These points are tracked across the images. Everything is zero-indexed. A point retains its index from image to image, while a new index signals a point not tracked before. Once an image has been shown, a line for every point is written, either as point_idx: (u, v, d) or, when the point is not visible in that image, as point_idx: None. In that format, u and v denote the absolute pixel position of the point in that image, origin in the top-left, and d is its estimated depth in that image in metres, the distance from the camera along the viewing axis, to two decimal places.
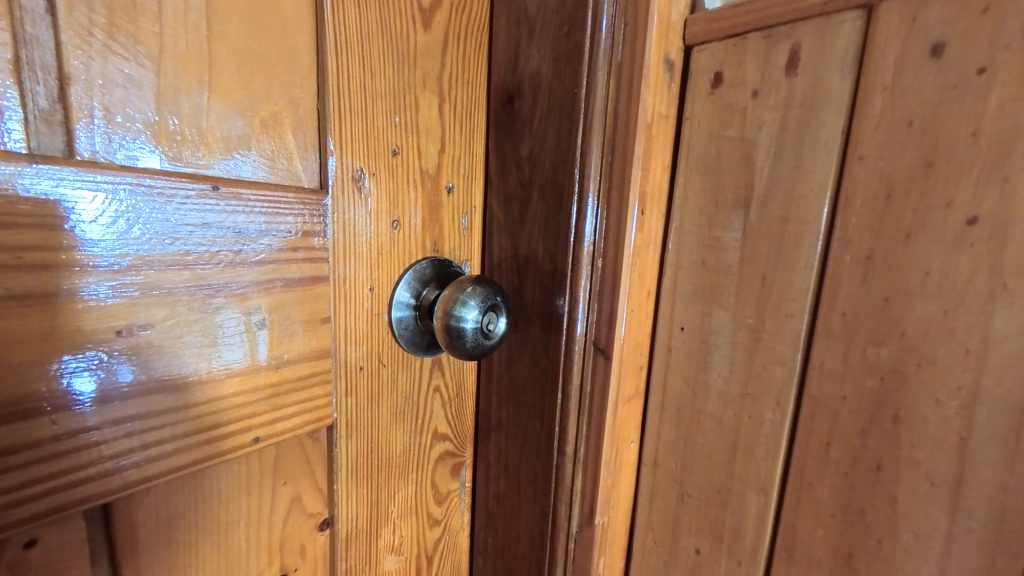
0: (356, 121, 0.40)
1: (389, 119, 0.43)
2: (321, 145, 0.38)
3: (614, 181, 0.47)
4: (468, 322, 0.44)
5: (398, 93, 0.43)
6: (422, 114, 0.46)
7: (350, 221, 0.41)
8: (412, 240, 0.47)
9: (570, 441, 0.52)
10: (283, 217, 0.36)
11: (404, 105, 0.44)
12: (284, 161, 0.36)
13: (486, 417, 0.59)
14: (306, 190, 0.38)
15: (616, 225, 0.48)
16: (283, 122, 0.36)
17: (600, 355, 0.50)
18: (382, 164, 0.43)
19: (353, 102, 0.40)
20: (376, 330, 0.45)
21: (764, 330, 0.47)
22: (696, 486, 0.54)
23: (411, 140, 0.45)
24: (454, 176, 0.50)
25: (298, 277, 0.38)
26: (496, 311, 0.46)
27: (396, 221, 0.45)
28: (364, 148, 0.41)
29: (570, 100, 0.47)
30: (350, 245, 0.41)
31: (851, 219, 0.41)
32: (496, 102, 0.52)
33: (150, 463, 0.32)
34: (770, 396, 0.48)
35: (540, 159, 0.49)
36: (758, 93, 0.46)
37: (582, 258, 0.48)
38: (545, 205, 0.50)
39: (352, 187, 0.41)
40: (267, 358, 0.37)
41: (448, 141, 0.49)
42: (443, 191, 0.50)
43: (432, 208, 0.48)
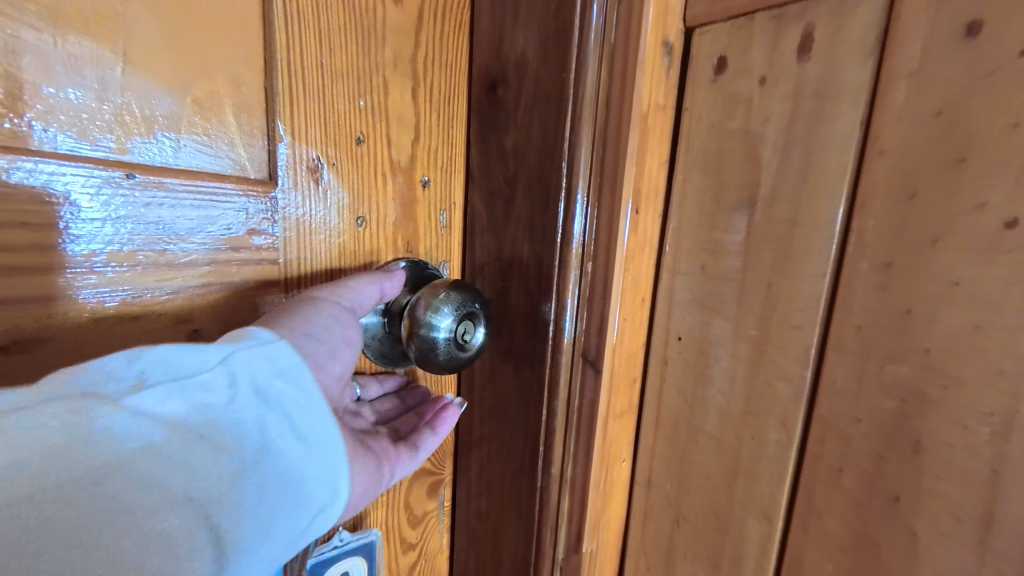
0: (312, 104, 0.36)
1: (353, 102, 0.38)
2: (270, 130, 0.34)
3: (606, 176, 0.43)
4: (442, 329, 0.40)
5: (364, 72, 0.39)
6: (392, 99, 0.41)
7: (307, 217, 0.37)
8: (381, 239, 0.43)
9: (556, 461, 0.47)
10: (220, 211, 0.32)
11: (370, 86, 0.39)
12: (225, 145, 0.32)
13: (467, 431, 0.54)
14: (251, 181, 0.33)
15: (608, 225, 0.43)
16: (223, 102, 0.31)
17: (590, 368, 0.46)
18: (344, 153, 0.38)
19: (308, 81, 0.35)
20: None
21: (769, 342, 0.43)
22: (692, 510, 0.50)
23: (377, 126, 0.41)
24: (430, 168, 0.46)
25: (240, 281, 0.34)
26: (473, 320, 0.42)
27: (362, 218, 0.41)
28: (324, 134, 0.37)
29: (557, 87, 0.42)
30: (308, 245, 0.37)
31: (868, 222, 0.37)
32: (480, 89, 0.47)
33: None
34: (774, 416, 0.43)
35: (525, 152, 0.45)
36: (765, 80, 0.41)
37: (570, 261, 0.44)
38: (531, 203, 0.45)
39: (307, 179, 0.36)
40: None
41: (423, 131, 0.44)
42: (418, 185, 0.45)
43: (406, 206, 0.44)
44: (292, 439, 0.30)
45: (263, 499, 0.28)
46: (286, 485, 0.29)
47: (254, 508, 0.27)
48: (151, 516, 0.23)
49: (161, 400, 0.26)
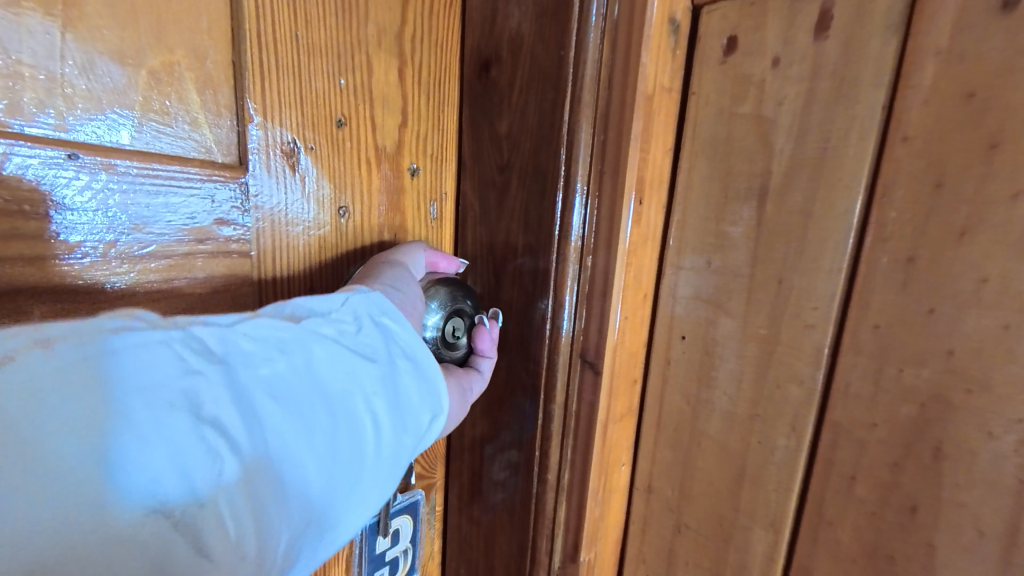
0: (287, 83, 0.34)
1: (333, 82, 0.37)
2: (240, 112, 0.33)
3: (608, 164, 0.40)
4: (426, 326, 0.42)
5: (345, 51, 0.37)
6: (377, 78, 0.39)
7: (282, 206, 0.36)
8: (362, 231, 0.41)
9: (553, 467, 0.45)
10: (182, 199, 0.31)
11: (351, 66, 0.38)
12: (186, 126, 0.31)
13: (459, 435, 0.52)
14: (217, 165, 0.32)
15: (609, 217, 0.40)
16: (183, 76, 0.30)
17: (589, 369, 0.43)
18: (323, 135, 0.37)
19: (284, 58, 0.34)
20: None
21: (779, 342, 0.40)
22: (694, 518, 0.47)
23: (360, 109, 0.39)
24: (419, 156, 0.44)
25: (205, 276, 0.33)
26: (462, 316, 0.43)
27: (344, 209, 0.39)
28: (302, 117, 0.36)
29: (555, 68, 0.40)
30: (286, 233, 0.36)
31: (890, 213, 0.34)
32: (472, 69, 0.45)
33: None
34: (783, 420, 0.41)
35: (520, 139, 0.43)
36: (778, 61, 0.39)
37: (568, 256, 0.41)
38: (526, 192, 0.43)
39: (282, 163, 0.35)
40: None
41: (411, 114, 0.42)
42: (407, 173, 0.43)
43: (393, 196, 0.43)
44: (408, 358, 0.35)
45: (405, 403, 0.34)
46: (416, 398, 0.35)
47: (399, 408, 0.34)
48: (342, 419, 0.30)
49: (318, 326, 0.32)
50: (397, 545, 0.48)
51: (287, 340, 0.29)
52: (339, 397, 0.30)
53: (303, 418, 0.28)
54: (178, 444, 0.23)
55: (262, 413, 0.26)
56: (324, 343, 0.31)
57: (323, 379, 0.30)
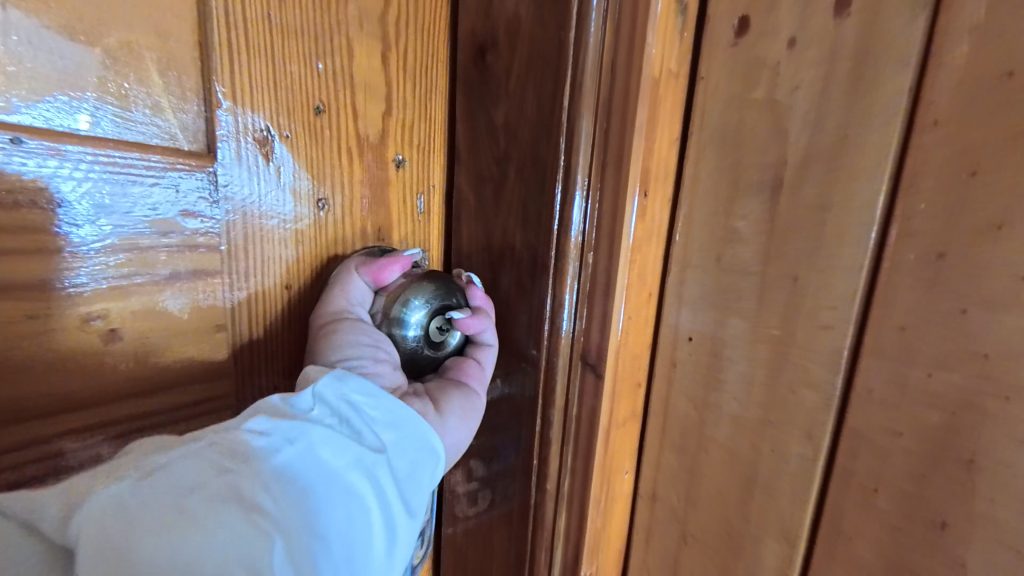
0: (263, 67, 0.34)
1: (312, 67, 0.36)
2: (208, 98, 0.32)
3: (610, 155, 0.37)
4: (414, 326, 0.40)
5: (325, 34, 0.36)
6: (359, 63, 0.38)
7: (255, 200, 0.35)
8: (343, 226, 0.39)
9: (552, 476, 0.43)
10: (145, 188, 0.30)
11: (331, 50, 0.36)
12: (145, 110, 0.30)
13: None
14: (182, 153, 0.31)
15: (612, 215, 0.38)
16: (143, 57, 0.29)
17: (590, 373, 0.40)
18: (300, 122, 0.36)
19: (258, 41, 0.33)
20: (292, 334, 0.39)
21: (793, 343, 0.38)
22: (701, 528, 0.45)
23: (339, 95, 0.37)
24: (405, 146, 0.42)
25: (171, 272, 0.32)
26: (443, 318, 0.41)
27: (323, 202, 0.38)
28: (282, 103, 0.35)
29: (555, 54, 0.37)
30: (263, 226, 0.35)
31: (917, 205, 0.32)
32: (466, 55, 0.43)
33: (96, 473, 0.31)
34: (798, 426, 0.38)
35: (518, 129, 0.41)
36: (794, 42, 0.36)
37: (569, 253, 0.39)
38: (524, 185, 0.41)
39: (255, 152, 0.34)
40: (123, 371, 0.31)
41: (396, 104, 0.40)
42: (392, 165, 0.41)
43: (377, 189, 0.40)
44: (405, 420, 0.36)
45: (410, 467, 0.36)
46: (420, 459, 0.37)
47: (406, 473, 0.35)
48: (353, 499, 0.32)
49: (318, 409, 0.33)
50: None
51: (290, 429, 0.31)
52: (347, 474, 0.32)
53: (317, 505, 0.30)
54: (209, 551, 0.25)
55: (277, 504, 0.28)
56: (323, 425, 0.32)
57: (329, 461, 0.31)
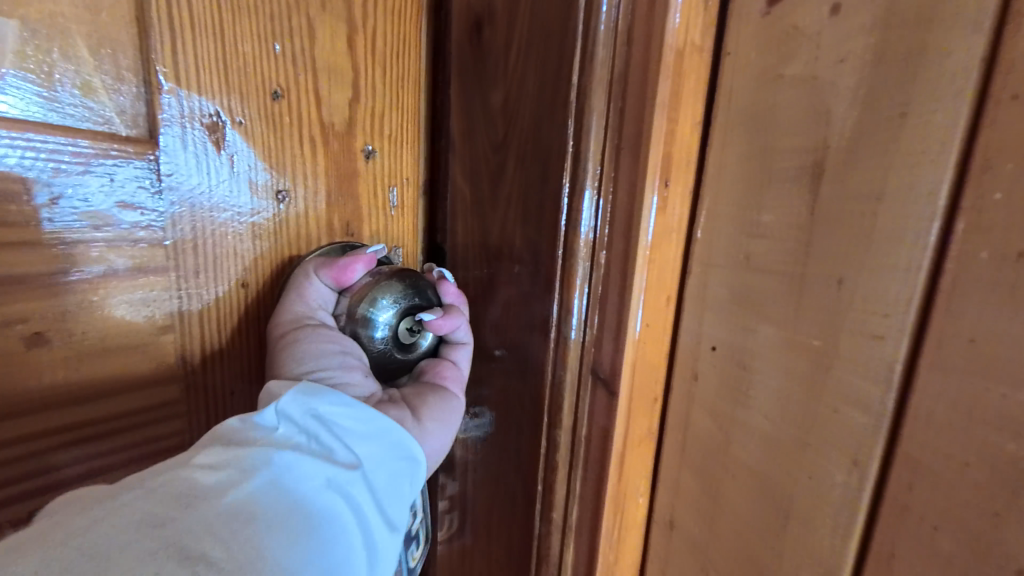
0: (215, 47, 0.35)
1: (270, 50, 0.37)
2: (149, 80, 0.33)
3: (626, 139, 0.32)
4: (382, 328, 0.40)
5: (281, 15, 0.38)
6: (321, 49, 0.40)
7: (205, 191, 0.36)
8: (308, 218, 0.41)
9: (559, 503, 0.38)
10: (79, 178, 0.32)
11: (291, 32, 0.38)
12: (73, 90, 0.31)
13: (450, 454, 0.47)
14: (119, 138, 0.33)
15: (627, 212, 0.33)
16: (74, 38, 0.31)
17: (601, 388, 0.35)
18: (256, 108, 0.38)
19: (212, 24, 0.35)
20: (244, 327, 0.40)
21: (835, 355, 0.33)
22: (724, 562, 0.40)
23: (299, 78, 0.39)
24: (373, 136, 0.43)
25: (106, 268, 0.34)
26: (411, 316, 0.41)
27: (283, 193, 0.40)
28: (235, 84, 0.36)
29: (560, 29, 0.33)
30: (212, 222, 0.37)
31: (992, 193, 0.26)
32: (465, 33, 0.40)
33: (86, 456, 0.35)
34: (843, 451, 0.33)
35: (518, 112, 0.36)
36: (839, 7, 0.31)
37: (578, 252, 0.34)
38: (525, 174, 0.36)
39: (208, 139, 0.36)
40: (64, 357, 0.33)
41: (364, 92, 0.42)
42: (361, 155, 0.43)
43: (342, 178, 0.42)
44: (375, 433, 0.36)
45: (385, 481, 0.35)
46: (393, 471, 0.36)
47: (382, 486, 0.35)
48: (332, 521, 0.30)
49: (280, 431, 0.32)
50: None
51: (256, 453, 0.30)
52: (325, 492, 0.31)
53: (296, 532, 0.28)
54: None
55: (251, 524, 0.27)
56: (287, 445, 0.32)
57: (302, 476, 0.31)
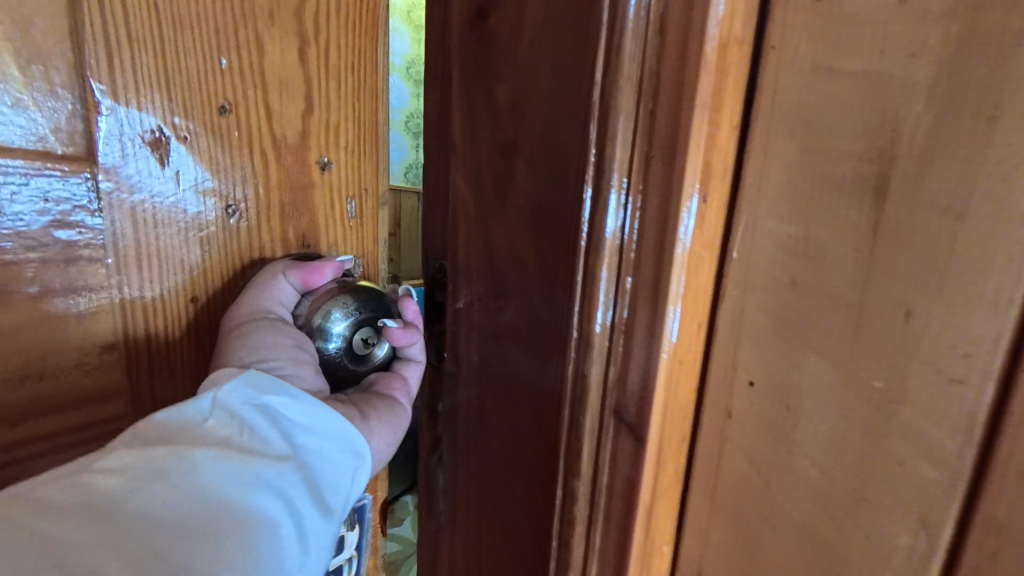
0: (187, 75, 0.49)
1: (218, 65, 0.50)
2: (84, 93, 0.44)
3: (657, 142, 0.27)
4: (336, 337, 0.57)
5: (231, 39, 0.50)
6: (274, 65, 0.53)
7: (150, 202, 0.49)
8: (253, 230, 0.55)
9: (576, 563, 0.33)
10: (22, 193, 0.44)
11: (237, 55, 0.51)
12: (30, 107, 0.43)
13: (456, 485, 0.44)
14: (54, 157, 0.44)
15: (657, 230, 0.28)
16: (36, 72, 0.43)
17: (625, 432, 0.30)
18: (200, 121, 0.50)
19: (170, 50, 0.47)
20: (203, 331, 0.54)
21: (903, 399, 0.28)
22: None
23: (244, 102, 0.52)
24: (330, 151, 0.57)
25: (41, 280, 0.45)
26: (373, 325, 0.57)
27: (232, 208, 0.53)
28: (198, 102, 0.49)
29: (585, 22, 0.27)
30: (153, 236, 0.49)
31: None
32: (468, 23, 0.35)
33: (55, 425, 0.48)
34: (913, 511, 0.28)
35: (528, 110, 0.31)
36: None
37: (600, 275, 0.29)
38: (537, 183, 0.32)
39: (158, 147, 0.48)
40: (7, 322, 0.45)
41: (320, 105, 0.56)
42: (318, 166, 0.57)
43: (296, 191, 0.56)
44: (308, 414, 0.49)
45: (327, 447, 0.49)
46: (327, 441, 0.50)
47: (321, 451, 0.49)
48: (262, 475, 0.44)
49: (250, 404, 0.48)
50: (343, 553, 0.63)
51: (224, 417, 0.46)
52: (210, 514, 0.40)
53: (230, 477, 0.42)
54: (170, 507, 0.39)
55: (159, 525, 0.37)
56: (226, 417, 0.46)
57: (227, 469, 0.42)
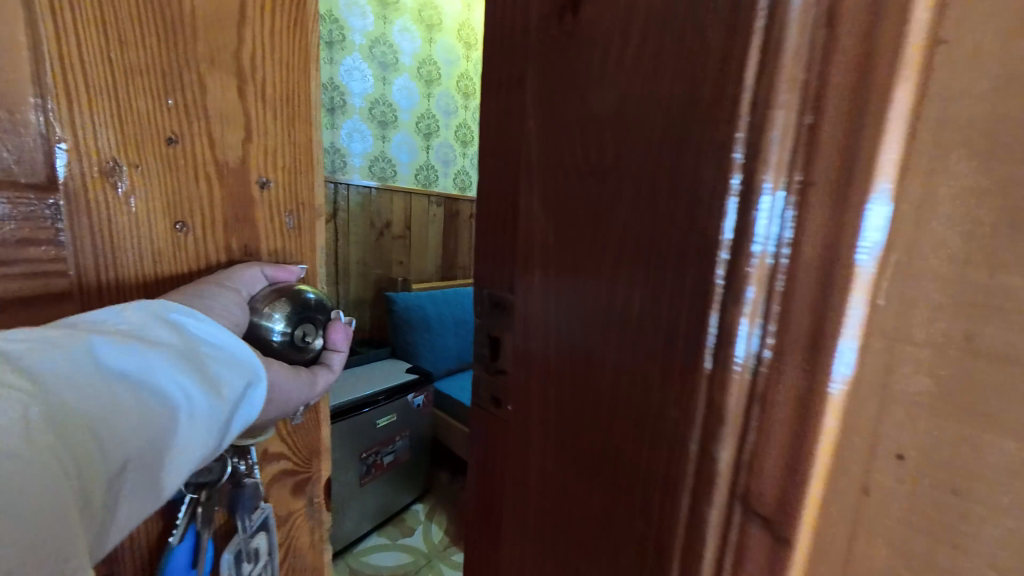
0: (113, 99, 0.48)
1: (161, 102, 0.52)
2: (45, 129, 0.45)
3: (835, 159, 0.20)
4: (280, 330, 0.60)
5: (171, 78, 0.52)
6: (201, 98, 0.55)
7: (107, 221, 0.50)
8: (199, 241, 0.57)
9: None
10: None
11: (179, 90, 0.53)
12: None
13: (518, 560, 0.37)
14: (23, 186, 0.44)
15: (820, 279, 0.21)
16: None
17: (767, 542, 0.23)
18: (153, 153, 0.52)
19: (106, 85, 0.48)
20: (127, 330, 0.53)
21: None
22: None
23: (192, 125, 0.54)
24: (269, 173, 0.62)
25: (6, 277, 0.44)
26: (313, 324, 0.63)
27: (180, 224, 0.55)
28: (139, 134, 0.51)
29: (726, 14, 0.21)
30: (106, 256, 0.50)
31: None
32: (552, 21, 0.30)
33: None
34: None
35: (637, 121, 0.26)
36: None
37: (744, 334, 0.23)
38: (645, 210, 0.26)
39: (106, 178, 0.49)
40: None
41: (257, 132, 0.60)
42: (257, 186, 0.61)
43: (237, 204, 0.59)
44: (219, 340, 0.50)
45: (229, 375, 0.50)
46: (229, 370, 0.50)
47: (211, 382, 0.48)
48: (179, 384, 0.46)
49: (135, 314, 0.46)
50: (259, 561, 0.65)
51: (153, 323, 0.47)
52: (112, 390, 0.41)
53: (152, 378, 0.44)
54: (134, 384, 0.43)
55: (69, 419, 0.37)
56: (138, 329, 0.45)
57: (133, 366, 0.43)
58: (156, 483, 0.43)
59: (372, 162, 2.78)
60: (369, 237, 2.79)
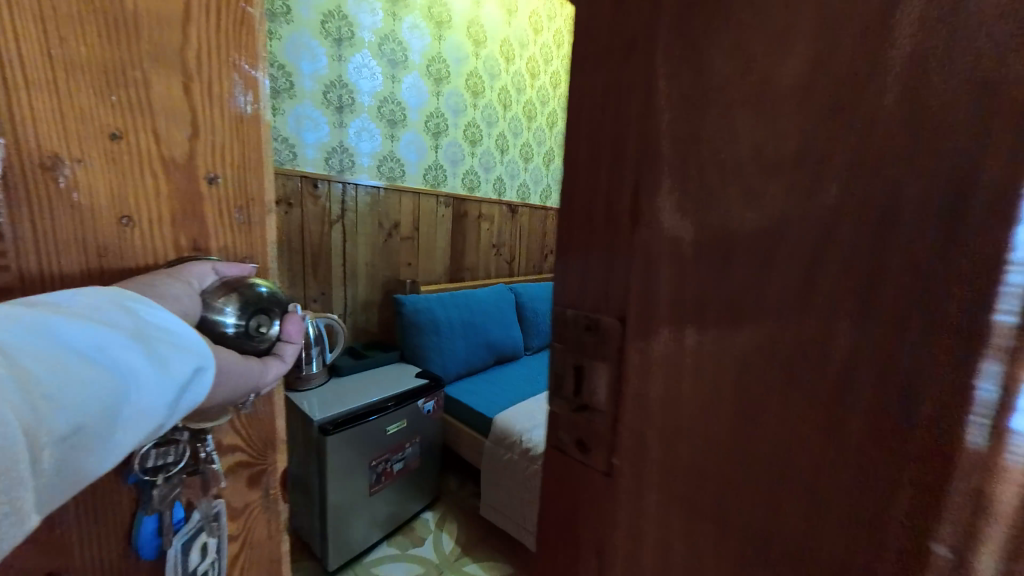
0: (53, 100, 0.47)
1: (104, 100, 0.50)
2: None
3: None
4: (232, 318, 0.57)
5: (110, 78, 0.50)
6: (143, 97, 0.53)
7: (54, 218, 0.48)
8: (145, 236, 0.55)
9: None
10: None
11: (118, 88, 0.51)
12: None
13: None
14: None
15: None
16: None
17: None
18: (97, 152, 0.50)
19: (41, 86, 0.46)
20: None
21: None
22: None
23: (133, 121, 0.52)
24: (215, 168, 0.60)
25: None
26: (267, 314, 0.60)
27: (125, 218, 0.53)
28: (81, 134, 0.49)
29: None
30: (51, 252, 0.49)
31: None
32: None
33: None
34: None
35: (834, 114, 0.21)
36: None
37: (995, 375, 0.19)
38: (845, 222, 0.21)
39: (48, 176, 0.47)
40: None
41: (205, 130, 0.58)
42: (204, 181, 0.59)
43: (182, 201, 0.57)
44: (170, 325, 0.47)
45: (176, 361, 0.46)
46: (176, 356, 0.46)
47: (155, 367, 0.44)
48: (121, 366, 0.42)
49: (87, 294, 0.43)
50: (207, 560, 0.64)
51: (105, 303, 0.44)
52: (52, 366, 0.38)
53: (92, 357, 0.41)
54: (72, 362, 0.39)
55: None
56: (93, 308, 0.43)
57: (74, 345, 0.40)
58: (86, 470, 0.40)
59: (379, 161, 2.69)
60: (377, 239, 2.73)
